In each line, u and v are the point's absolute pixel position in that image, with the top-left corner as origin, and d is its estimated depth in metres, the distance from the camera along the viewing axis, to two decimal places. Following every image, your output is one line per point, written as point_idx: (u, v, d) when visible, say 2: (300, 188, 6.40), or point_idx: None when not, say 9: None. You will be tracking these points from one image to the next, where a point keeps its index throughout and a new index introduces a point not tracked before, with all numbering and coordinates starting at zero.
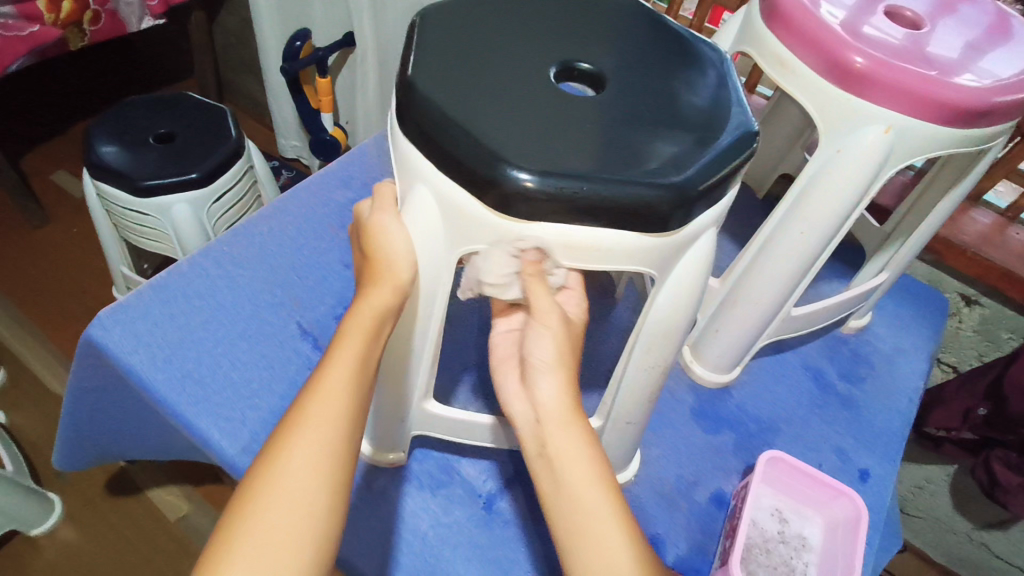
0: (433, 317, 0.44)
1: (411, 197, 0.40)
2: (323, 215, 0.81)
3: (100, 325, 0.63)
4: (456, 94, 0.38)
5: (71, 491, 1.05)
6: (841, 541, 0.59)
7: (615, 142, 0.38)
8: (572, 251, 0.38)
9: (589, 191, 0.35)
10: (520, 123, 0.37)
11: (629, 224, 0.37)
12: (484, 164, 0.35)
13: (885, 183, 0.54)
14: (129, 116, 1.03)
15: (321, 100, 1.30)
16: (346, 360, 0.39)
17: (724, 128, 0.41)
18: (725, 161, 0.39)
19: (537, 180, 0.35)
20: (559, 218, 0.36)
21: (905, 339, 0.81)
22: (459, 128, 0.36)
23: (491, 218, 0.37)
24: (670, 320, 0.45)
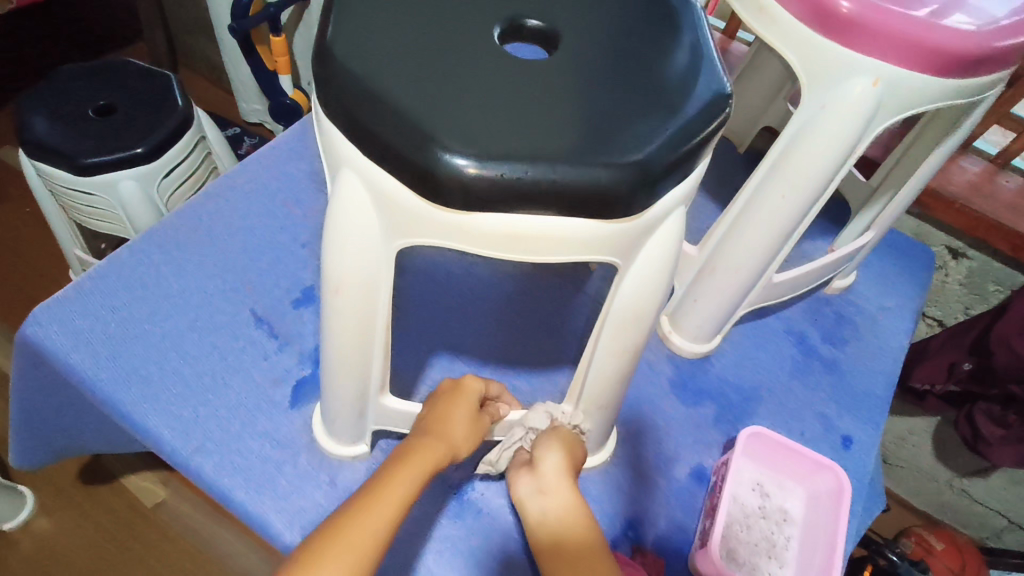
0: (378, 312, 0.40)
1: (339, 183, 0.35)
2: (275, 190, 0.76)
3: (35, 323, 0.59)
4: (384, 64, 0.33)
5: (42, 482, 1.02)
6: (824, 515, 0.58)
7: (570, 113, 0.33)
8: (523, 241, 0.34)
9: (536, 176, 0.31)
10: (457, 96, 0.33)
11: (585, 210, 0.33)
12: (415, 148, 0.31)
13: (872, 140, 0.49)
14: (65, 85, 0.95)
15: (277, 61, 1.20)
16: (403, 479, 0.42)
17: (692, 91, 0.36)
18: (692, 131, 0.34)
19: (475, 165, 0.30)
20: (505, 206, 0.32)
21: (891, 297, 0.79)
22: (385, 106, 0.32)
23: (427, 208, 0.33)
24: (639, 306, 0.41)
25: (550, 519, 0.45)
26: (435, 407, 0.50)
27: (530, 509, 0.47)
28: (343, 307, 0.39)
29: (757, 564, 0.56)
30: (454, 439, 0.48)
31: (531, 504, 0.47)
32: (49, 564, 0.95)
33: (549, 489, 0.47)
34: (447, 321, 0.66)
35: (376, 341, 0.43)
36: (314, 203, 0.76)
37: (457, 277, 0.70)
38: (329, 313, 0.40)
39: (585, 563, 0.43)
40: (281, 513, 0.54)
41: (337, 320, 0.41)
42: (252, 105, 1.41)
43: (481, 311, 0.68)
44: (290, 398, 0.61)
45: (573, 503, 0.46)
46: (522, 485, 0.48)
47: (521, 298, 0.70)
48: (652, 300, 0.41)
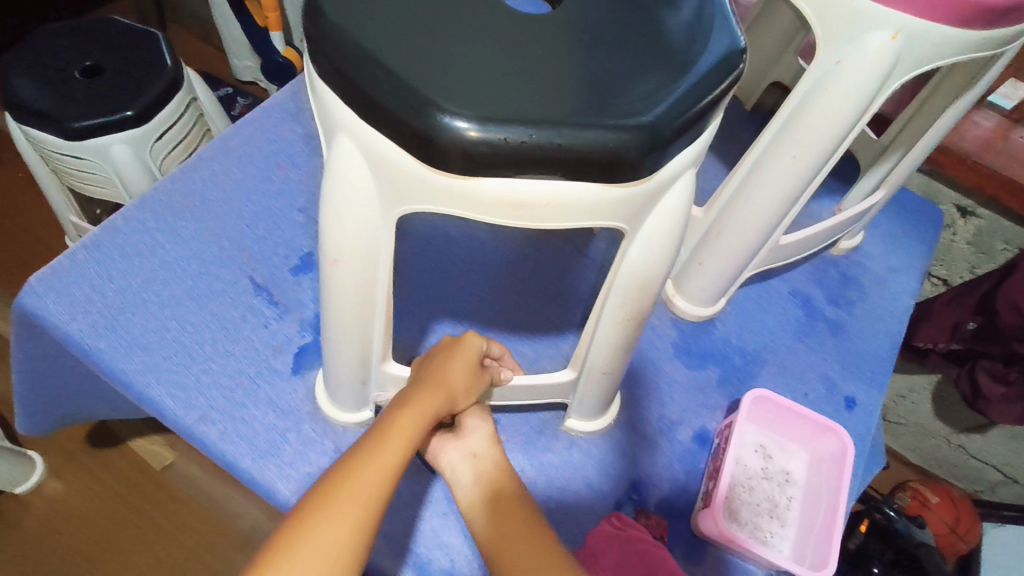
0: (378, 282, 0.39)
1: (335, 149, 0.34)
2: (269, 153, 0.74)
3: (32, 292, 0.58)
4: (380, 22, 0.31)
5: (52, 446, 1.03)
6: (826, 476, 0.58)
7: (576, 72, 0.32)
8: (527, 209, 0.33)
9: (541, 139, 0.30)
10: (457, 55, 0.31)
11: (590, 175, 0.32)
12: (412, 111, 0.29)
13: (889, 96, 0.48)
14: (49, 45, 0.91)
15: (268, 17, 1.15)
16: (405, 424, 0.42)
17: (703, 46, 0.34)
18: (704, 90, 0.33)
19: (476, 128, 0.29)
20: (509, 172, 0.31)
21: (898, 257, 0.78)
22: (380, 67, 0.30)
23: (428, 174, 0.32)
24: (644, 272, 0.40)
25: (476, 475, 0.48)
26: (434, 360, 0.49)
27: (459, 470, 0.49)
28: (342, 277, 0.38)
29: (759, 525, 0.57)
30: (452, 388, 0.47)
31: (461, 470, 0.49)
32: (63, 526, 0.97)
33: (480, 453, 0.49)
34: (449, 288, 0.65)
35: (376, 311, 0.42)
36: (309, 166, 0.74)
37: (458, 242, 0.69)
38: (329, 284, 0.40)
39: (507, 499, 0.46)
40: (287, 480, 0.55)
41: (336, 290, 0.40)
42: (243, 63, 1.37)
43: (483, 276, 0.67)
44: (292, 366, 0.61)
45: (504, 464, 0.49)
46: (449, 452, 0.50)
47: (523, 263, 0.69)
48: (657, 267, 0.40)
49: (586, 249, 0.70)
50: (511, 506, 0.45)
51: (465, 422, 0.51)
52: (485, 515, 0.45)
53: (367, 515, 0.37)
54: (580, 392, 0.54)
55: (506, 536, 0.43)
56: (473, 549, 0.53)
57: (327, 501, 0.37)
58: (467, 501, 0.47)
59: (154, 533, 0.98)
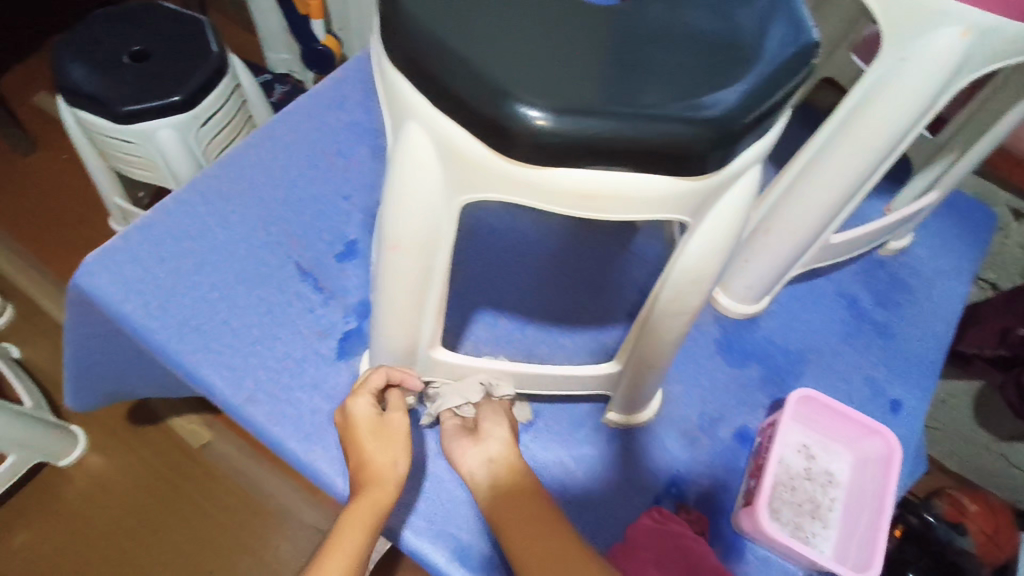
0: (435, 269, 0.39)
1: (402, 136, 0.34)
2: (315, 141, 0.74)
3: (87, 272, 0.59)
4: (452, 10, 0.31)
5: (93, 422, 1.06)
6: (870, 479, 0.57)
7: (647, 64, 0.31)
8: (594, 200, 0.33)
9: (614, 131, 0.30)
10: (528, 45, 0.31)
11: (660, 167, 0.32)
12: (486, 100, 0.29)
13: (955, 93, 0.46)
14: (99, 30, 0.93)
15: (309, 5, 1.15)
16: (356, 520, 0.47)
17: (775, 39, 0.34)
18: (778, 83, 0.32)
19: (549, 118, 0.29)
20: (578, 162, 0.31)
21: (948, 259, 0.76)
22: (454, 55, 0.30)
23: (495, 163, 0.32)
24: (703, 265, 0.39)
25: (495, 479, 0.50)
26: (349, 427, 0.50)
27: (476, 474, 0.51)
28: (400, 264, 0.39)
29: (800, 524, 0.56)
30: (381, 466, 0.48)
31: (477, 473, 0.51)
32: (104, 499, 1.00)
33: (495, 457, 0.51)
34: (492, 280, 0.66)
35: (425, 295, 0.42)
36: (355, 154, 0.74)
37: (501, 233, 0.69)
38: (386, 270, 0.40)
39: (526, 502, 0.48)
40: (332, 463, 0.56)
41: (392, 277, 0.40)
42: (281, 53, 1.37)
43: (525, 267, 0.67)
44: (336, 351, 0.62)
45: (517, 464, 0.51)
46: (468, 457, 0.52)
47: (566, 255, 0.68)
48: (717, 260, 0.39)
49: (629, 244, 0.70)
50: (527, 509, 0.47)
51: (484, 426, 0.53)
52: (505, 518, 0.47)
53: None
54: (626, 385, 0.54)
55: (527, 539, 0.45)
56: None
57: None
58: (485, 501, 0.50)
59: (189, 510, 1.00)
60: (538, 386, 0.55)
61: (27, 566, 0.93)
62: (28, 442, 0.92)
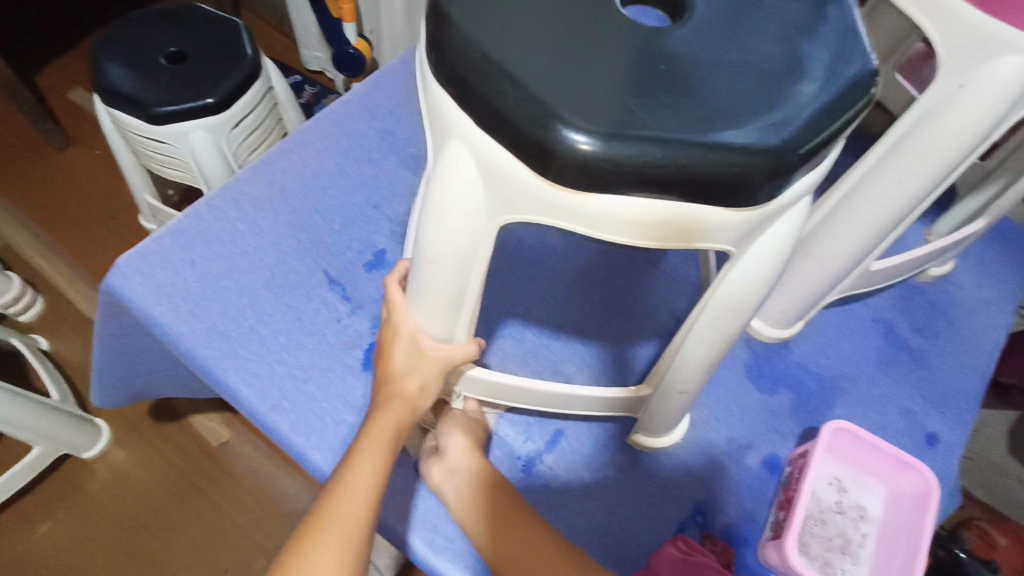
0: (469, 286, 0.39)
1: (443, 155, 0.33)
2: (347, 147, 0.74)
3: (120, 274, 0.60)
4: (501, 28, 0.31)
5: (117, 416, 1.07)
6: (905, 516, 0.55)
7: (699, 90, 0.31)
8: (638, 227, 0.32)
9: (664, 159, 0.29)
10: (578, 66, 0.30)
11: (708, 197, 0.31)
12: (534, 123, 0.29)
13: (1012, 123, 0.45)
14: (138, 31, 0.94)
15: (342, 9, 1.15)
16: (377, 440, 0.46)
17: (834, 67, 0.32)
18: (836, 114, 0.31)
19: (597, 144, 0.28)
20: (623, 189, 0.30)
21: (990, 288, 0.73)
22: (502, 74, 0.29)
23: (539, 186, 0.31)
24: (744, 296, 0.38)
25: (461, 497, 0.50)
26: (382, 347, 0.47)
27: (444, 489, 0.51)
28: (435, 279, 0.38)
29: (830, 560, 0.55)
30: (406, 396, 0.46)
31: (446, 489, 0.51)
32: (124, 493, 1.01)
33: (457, 470, 0.51)
34: (519, 293, 0.65)
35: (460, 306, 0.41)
36: (386, 162, 0.74)
37: (529, 246, 0.68)
38: (422, 284, 0.40)
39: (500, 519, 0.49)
40: None
41: (427, 289, 0.40)
42: (315, 50, 1.38)
43: (552, 282, 0.66)
44: (362, 361, 0.61)
45: (481, 472, 0.51)
46: (432, 471, 0.52)
47: (595, 272, 0.67)
48: (758, 291, 0.38)
49: (659, 262, 0.69)
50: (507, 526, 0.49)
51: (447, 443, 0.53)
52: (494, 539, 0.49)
53: (352, 536, 0.42)
54: (655, 409, 0.52)
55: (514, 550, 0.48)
56: None
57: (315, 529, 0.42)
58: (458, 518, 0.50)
59: (207, 507, 1.00)
60: (562, 406, 0.54)
61: (47, 556, 0.95)
62: (52, 434, 0.93)
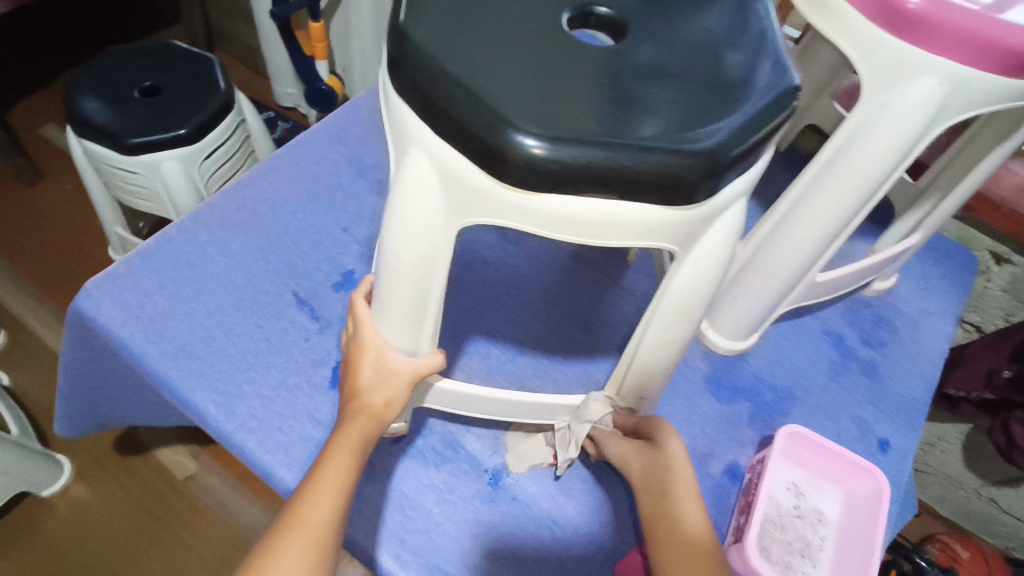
0: (431, 293, 0.41)
1: (405, 165, 0.35)
2: (317, 174, 0.76)
3: (88, 297, 0.60)
4: (459, 46, 0.34)
5: (80, 451, 1.04)
6: (861, 517, 0.57)
7: (638, 100, 0.34)
8: (586, 226, 0.34)
9: (606, 160, 0.31)
10: (529, 79, 0.33)
11: (649, 196, 0.33)
12: (487, 128, 0.31)
13: (934, 137, 0.48)
14: (112, 66, 0.96)
15: (314, 47, 1.19)
16: (347, 445, 0.45)
17: (759, 82, 0.36)
18: (762, 123, 0.34)
19: (546, 147, 0.31)
20: (571, 188, 0.33)
21: (932, 301, 0.77)
22: (458, 85, 0.32)
23: (492, 188, 0.34)
24: (690, 296, 0.41)
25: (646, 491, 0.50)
26: (349, 364, 0.48)
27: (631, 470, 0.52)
28: (398, 285, 0.40)
29: (791, 563, 0.56)
30: (376, 410, 0.47)
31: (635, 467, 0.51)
32: (85, 531, 0.97)
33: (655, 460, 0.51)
34: (486, 311, 0.67)
35: (423, 317, 0.43)
36: (355, 187, 0.76)
37: (494, 265, 0.71)
38: (386, 290, 0.41)
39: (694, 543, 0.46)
40: None
41: (392, 296, 0.42)
42: (288, 87, 1.41)
43: (517, 300, 0.68)
44: (330, 379, 0.62)
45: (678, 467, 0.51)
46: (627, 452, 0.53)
47: (558, 290, 0.70)
48: (702, 292, 0.41)
49: (620, 280, 0.71)
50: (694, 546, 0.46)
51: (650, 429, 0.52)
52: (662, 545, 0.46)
53: (321, 541, 0.41)
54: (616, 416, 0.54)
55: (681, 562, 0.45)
56: (499, 568, 0.54)
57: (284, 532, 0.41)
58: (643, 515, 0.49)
59: (171, 543, 0.98)
60: (523, 415, 0.55)
61: None
62: (11, 470, 0.90)
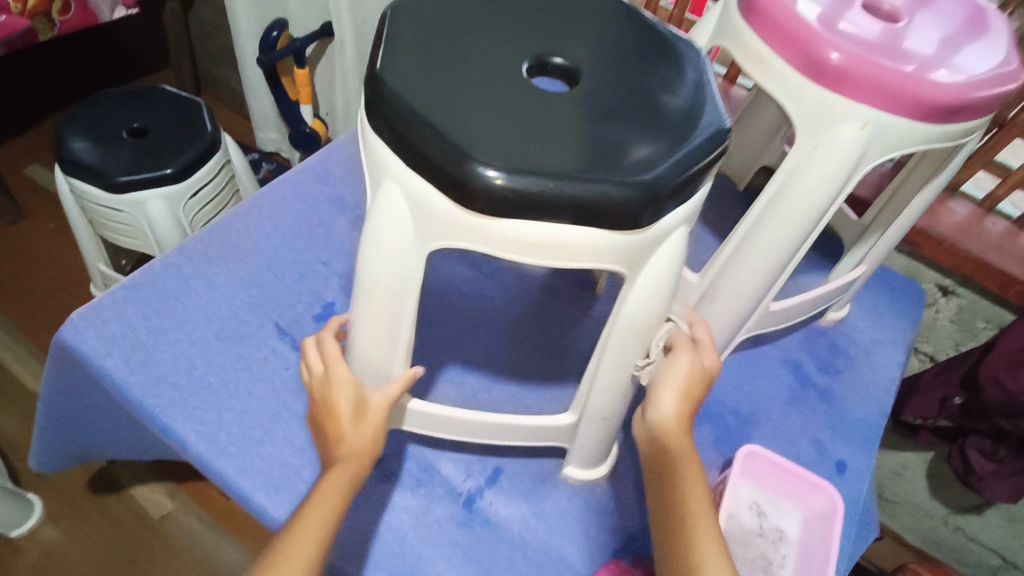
0: (405, 314, 0.44)
1: (379, 193, 0.39)
2: (299, 211, 0.80)
3: (72, 328, 0.62)
4: (427, 89, 0.38)
5: (51, 491, 1.03)
6: (819, 534, 0.60)
7: (586, 138, 0.38)
8: (543, 249, 0.38)
9: (558, 189, 0.35)
10: (489, 119, 0.37)
11: (597, 222, 0.37)
12: (451, 160, 0.35)
13: (863, 176, 0.53)
14: (103, 110, 1.00)
15: (299, 92, 1.25)
16: (340, 476, 0.46)
17: (695, 124, 0.41)
18: (696, 159, 0.39)
19: (504, 177, 0.35)
20: (528, 214, 0.36)
21: (883, 330, 0.82)
22: (426, 124, 0.36)
23: (456, 215, 0.37)
24: (641, 318, 0.44)
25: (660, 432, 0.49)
26: (326, 400, 0.49)
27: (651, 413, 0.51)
28: (373, 306, 0.43)
29: None
30: (361, 442, 0.48)
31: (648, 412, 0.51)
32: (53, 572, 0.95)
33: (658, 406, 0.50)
34: (461, 340, 0.70)
35: (394, 339, 0.46)
36: (336, 223, 0.80)
37: (469, 296, 0.74)
38: (362, 312, 0.44)
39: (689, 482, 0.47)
40: None
41: (368, 318, 0.45)
42: (271, 132, 1.45)
43: (491, 329, 0.71)
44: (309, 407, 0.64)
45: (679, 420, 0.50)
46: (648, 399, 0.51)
47: (531, 320, 0.73)
48: (657, 310, 0.44)
49: (589, 311, 0.75)
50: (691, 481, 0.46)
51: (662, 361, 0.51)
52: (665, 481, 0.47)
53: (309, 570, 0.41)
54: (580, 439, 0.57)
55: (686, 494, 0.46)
56: None
57: (275, 561, 0.41)
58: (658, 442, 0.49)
59: None
60: (495, 436, 0.57)
61: None
62: None
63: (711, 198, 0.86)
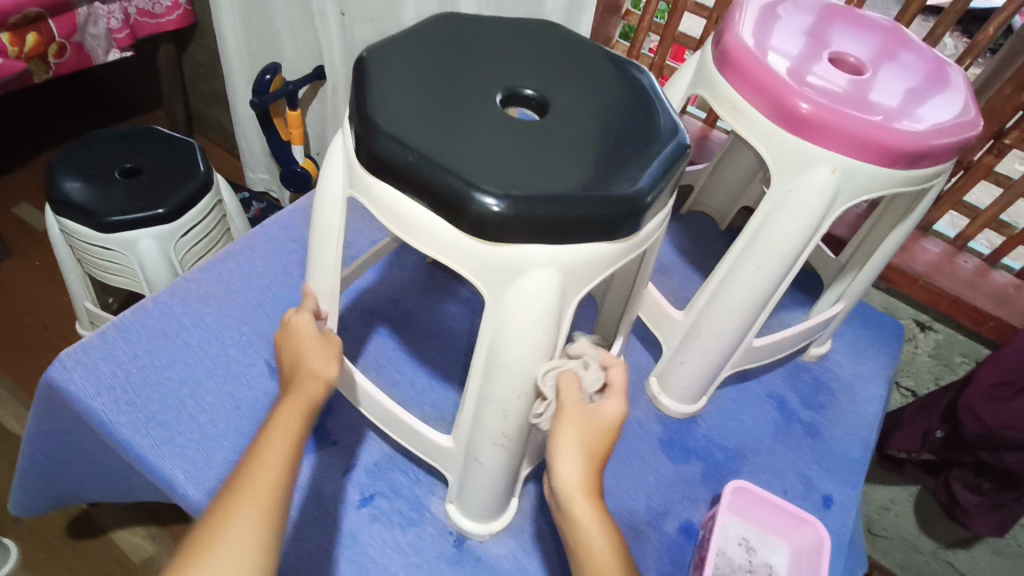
0: (334, 258, 0.52)
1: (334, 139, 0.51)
2: (290, 251, 0.81)
3: (60, 366, 0.62)
4: (396, 80, 0.48)
5: (27, 536, 1.00)
6: (806, 568, 0.60)
7: (486, 147, 0.44)
8: (400, 220, 0.44)
9: (410, 164, 0.42)
10: (418, 113, 0.45)
11: (445, 212, 0.42)
12: (360, 118, 0.45)
13: (836, 218, 0.56)
14: (96, 149, 1.02)
15: (291, 133, 1.27)
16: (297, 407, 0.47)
17: (603, 180, 0.43)
18: (565, 198, 0.41)
19: (381, 138, 0.43)
20: (395, 182, 0.43)
21: (863, 365, 0.84)
22: (366, 90, 0.46)
23: (356, 167, 0.46)
24: (513, 353, 0.44)
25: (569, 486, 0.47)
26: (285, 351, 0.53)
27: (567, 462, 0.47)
28: (317, 240, 0.52)
29: None
30: (319, 370, 0.50)
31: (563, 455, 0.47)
32: None
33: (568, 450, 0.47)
34: (450, 376, 0.70)
35: (326, 296, 0.54)
36: None
37: (459, 334, 0.75)
38: (311, 250, 0.53)
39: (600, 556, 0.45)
40: None
41: (312, 257, 0.53)
42: (262, 172, 1.48)
43: None
44: None
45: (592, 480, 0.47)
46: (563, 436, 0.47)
47: None
48: (534, 352, 0.44)
49: None
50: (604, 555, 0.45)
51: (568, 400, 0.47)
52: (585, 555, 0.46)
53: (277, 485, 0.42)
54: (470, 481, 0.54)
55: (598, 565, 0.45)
56: None
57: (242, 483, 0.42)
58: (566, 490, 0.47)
59: None
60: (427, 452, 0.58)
61: None
62: None
63: (694, 237, 0.89)
